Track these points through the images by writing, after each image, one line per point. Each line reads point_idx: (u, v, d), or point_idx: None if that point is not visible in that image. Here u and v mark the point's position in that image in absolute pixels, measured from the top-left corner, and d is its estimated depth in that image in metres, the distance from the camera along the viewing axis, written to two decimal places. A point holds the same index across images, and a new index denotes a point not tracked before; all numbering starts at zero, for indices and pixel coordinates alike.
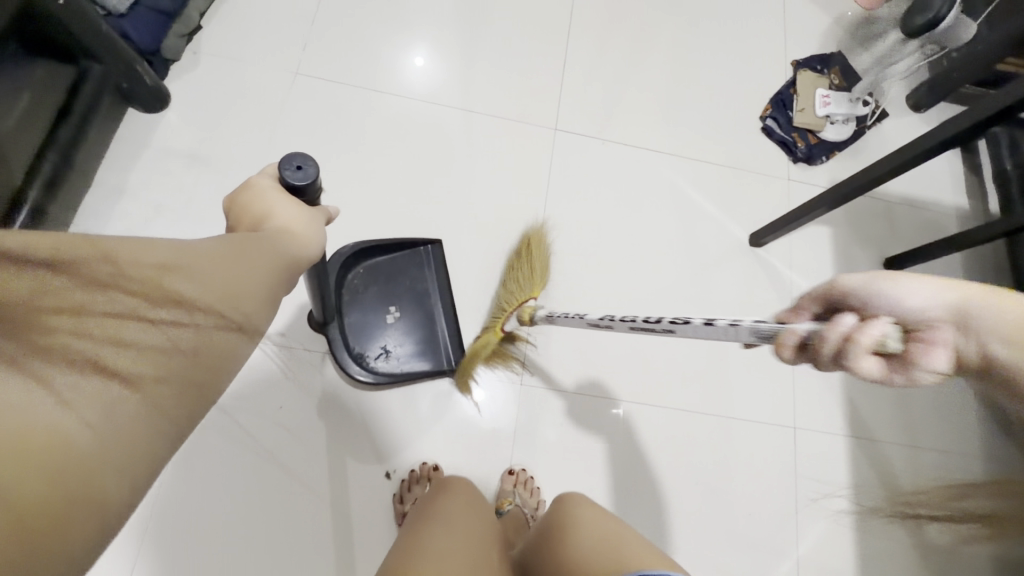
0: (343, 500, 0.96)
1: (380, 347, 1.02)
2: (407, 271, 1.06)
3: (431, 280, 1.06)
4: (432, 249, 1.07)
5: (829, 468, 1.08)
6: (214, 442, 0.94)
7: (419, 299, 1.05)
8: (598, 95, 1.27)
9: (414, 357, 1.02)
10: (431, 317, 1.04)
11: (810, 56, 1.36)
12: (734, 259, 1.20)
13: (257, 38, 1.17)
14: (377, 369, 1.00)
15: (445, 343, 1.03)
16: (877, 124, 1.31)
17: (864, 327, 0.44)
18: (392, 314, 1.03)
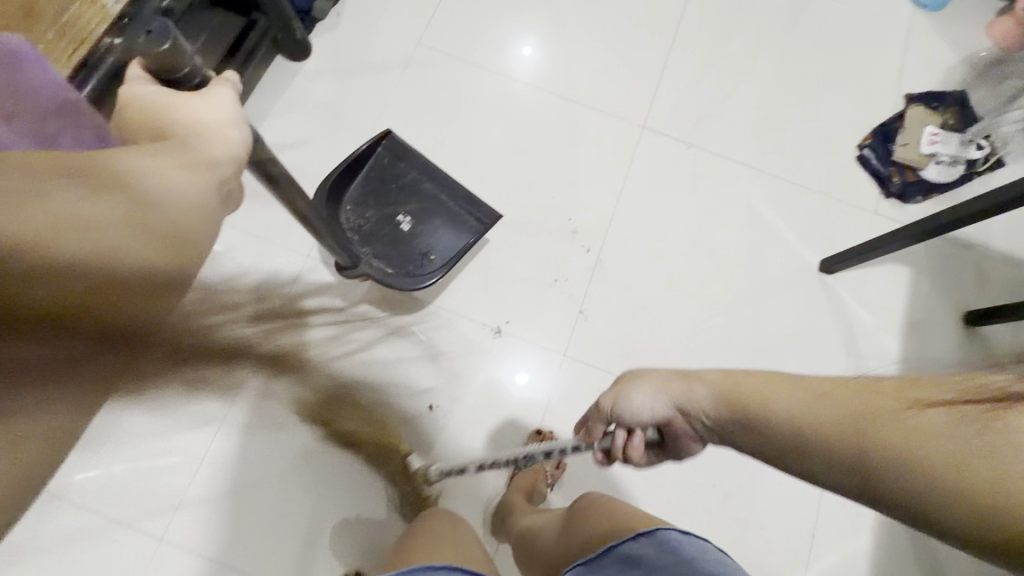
0: (349, 470, 1.06)
1: (422, 252, 1.12)
2: (389, 172, 1.17)
3: (409, 167, 1.17)
4: (385, 141, 1.17)
5: (857, 506, 1.06)
6: (233, 445, 1.05)
7: (414, 191, 1.16)
8: (693, 101, 1.30)
9: (450, 236, 1.13)
10: (440, 199, 1.16)
11: (927, 91, 1.30)
12: (799, 282, 1.20)
13: (392, 8, 1.31)
14: (429, 269, 1.11)
15: (457, 206, 1.16)
16: (989, 171, 1.24)
17: (624, 443, 0.63)
18: (405, 219, 1.14)
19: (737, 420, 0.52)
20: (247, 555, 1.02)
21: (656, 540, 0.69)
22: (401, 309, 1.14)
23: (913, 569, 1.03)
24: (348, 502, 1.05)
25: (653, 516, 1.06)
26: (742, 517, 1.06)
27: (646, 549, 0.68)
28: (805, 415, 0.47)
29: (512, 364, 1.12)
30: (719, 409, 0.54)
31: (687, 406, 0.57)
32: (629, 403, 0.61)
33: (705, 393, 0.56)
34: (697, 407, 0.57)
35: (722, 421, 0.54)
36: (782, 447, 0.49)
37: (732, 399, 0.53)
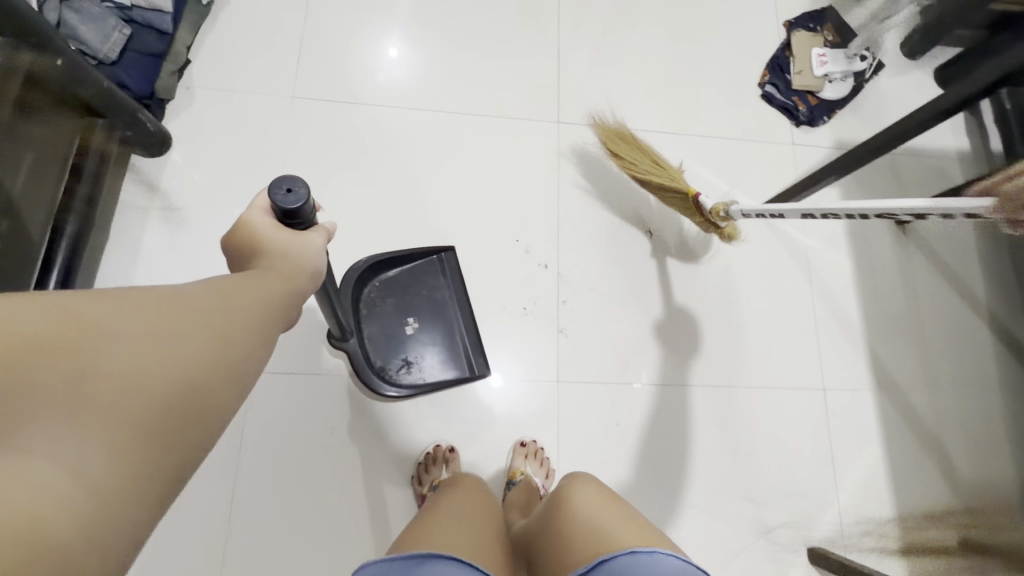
0: (321, 486, 0.99)
1: (402, 359, 1.05)
2: (419, 283, 1.09)
3: (447, 287, 1.09)
4: (445, 255, 1.10)
5: (859, 420, 1.12)
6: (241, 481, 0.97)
7: (436, 309, 1.08)
8: (595, 80, 1.26)
9: (441, 365, 1.05)
10: (453, 332, 1.07)
11: (801, 15, 1.35)
12: (748, 230, 1.21)
13: (251, 65, 1.15)
14: (403, 381, 1.03)
15: (466, 348, 1.07)
16: (874, 76, 1.31)
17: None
18: (412, 325, 1.07)
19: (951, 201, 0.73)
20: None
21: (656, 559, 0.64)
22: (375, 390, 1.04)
23: (923, 460, 1.11)
24: (322, 520, 0.98)
25: (691, 502, 1.05)
26: (767, 470, 1.08)
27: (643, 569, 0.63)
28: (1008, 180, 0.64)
29: (512, 405, 1.06)
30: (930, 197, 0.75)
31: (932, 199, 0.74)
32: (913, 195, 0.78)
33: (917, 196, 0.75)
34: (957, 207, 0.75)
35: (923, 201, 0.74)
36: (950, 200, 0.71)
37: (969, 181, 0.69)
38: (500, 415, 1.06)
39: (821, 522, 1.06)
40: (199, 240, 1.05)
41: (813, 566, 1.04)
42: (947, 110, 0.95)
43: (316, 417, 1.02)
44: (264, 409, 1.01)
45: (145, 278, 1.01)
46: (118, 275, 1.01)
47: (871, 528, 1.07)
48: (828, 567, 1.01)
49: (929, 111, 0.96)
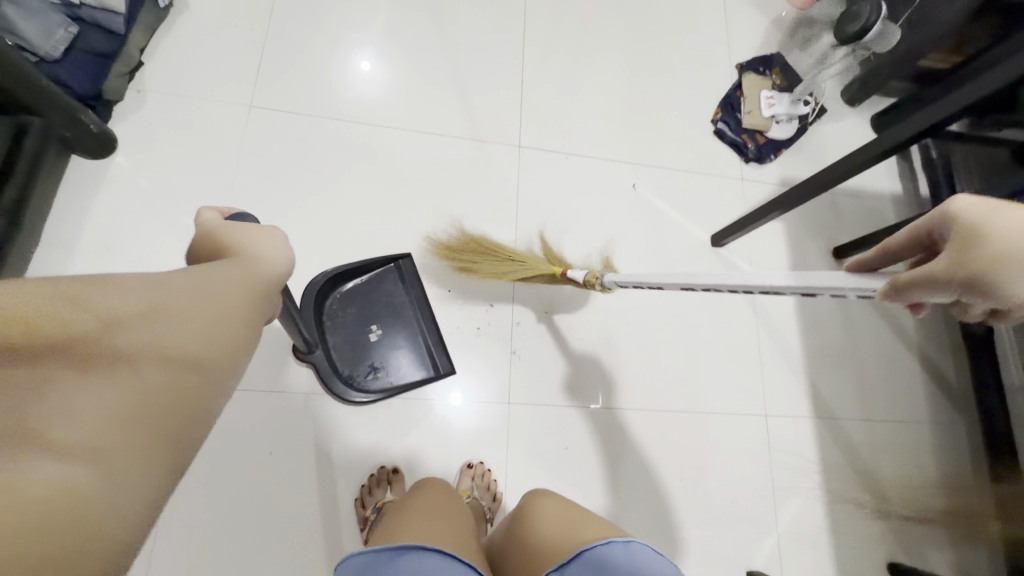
0: (278, 492, 0.96)
1: (369, 366, 1.03)
2: (381, 289, 1.07)
3: (406, 293, 1.07)
4: (403, 262, 1.08)
5: (799, 448, 1.16)
6: (195, 483, 0.94)
7: (398, 314, 1.07)
8: (557, 108, 1.29)
9: (408, 369, 1.04)
10: (417, 336, 1.07)
11: (752, 59, 1.43)
12: (699, 260, 1.26)
13: (208, 72, 1.13)
14: (372, 387, 1.02)
15: (431, 347, 1.06)
16: (817, 120, 1.40)
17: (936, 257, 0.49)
18: (375, 332, 1.05)
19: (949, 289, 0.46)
20: None
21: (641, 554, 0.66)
22: (321, 409, 1.01)
23: (857, 487, 1.16)
24: (278, 526, 0.95)
25: (636, 529, 1.06)
26: (712, 496, 1.10)
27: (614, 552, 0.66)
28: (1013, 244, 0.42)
29: (463, 428, 1.05)
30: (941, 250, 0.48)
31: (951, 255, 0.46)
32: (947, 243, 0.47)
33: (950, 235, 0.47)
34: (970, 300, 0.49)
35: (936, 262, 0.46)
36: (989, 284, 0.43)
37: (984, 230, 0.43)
38: (448, 437, 1.04)
39: (760, 548, 1.09)
40: (141, 247, 1.01)
41: None
42: (886, 151, 1.00)
43: (259, 430, 0.98)
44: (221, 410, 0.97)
45: None
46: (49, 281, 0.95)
47: (808, 554, 1.10)
48: None
49: (877, 149, 1.02)
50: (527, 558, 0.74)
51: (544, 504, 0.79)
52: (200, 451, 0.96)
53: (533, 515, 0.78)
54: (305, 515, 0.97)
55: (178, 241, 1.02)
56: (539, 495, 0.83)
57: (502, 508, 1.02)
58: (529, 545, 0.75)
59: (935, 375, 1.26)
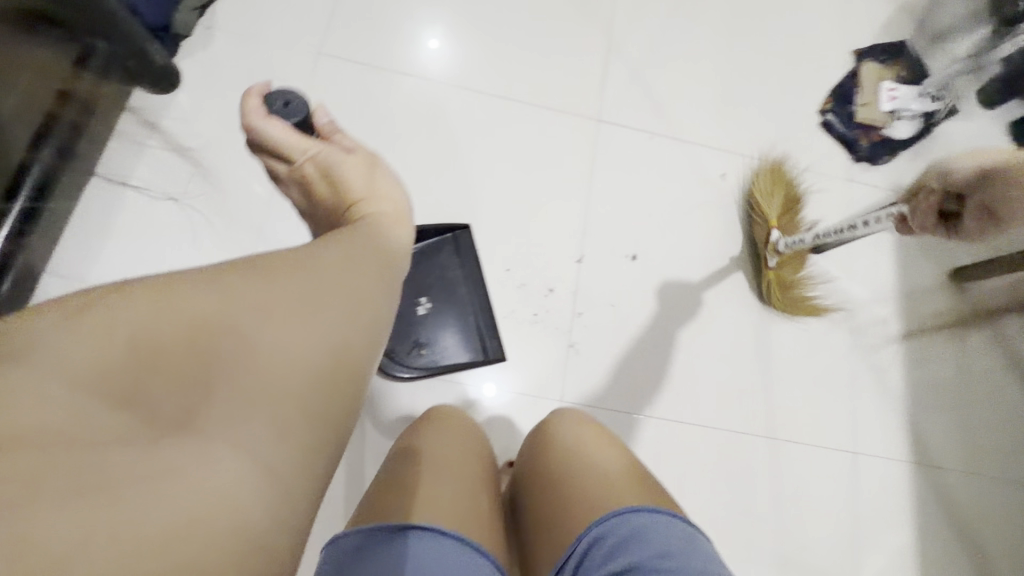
0: None
1: (412, 341, 0.95)
2: (435, 261, 0.99)
3: (459, 267, 0.99)
4: (459, 234, 1.00)
5: (890, 496, 1.00)
6: None
7: (449, 289, 0.98)
8: (645, 83, 1.17)
9: (454, 350, 0.95)
10: (468, 315, 0.97)
11: (873, 46, 1.25)
12: (790, 265, 1.10)
13: (279, 16, 1.07)
14: (414, 364, 0.94)
15: (479, 329, 0.96)
16: (945, 121, 1.21)
17: None
18: (423, 305, 0.97)
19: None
20: None
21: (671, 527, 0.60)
22: None
23: (956, 551, 0.99)
24: None
25: None
26: (781, 537, 0.96)
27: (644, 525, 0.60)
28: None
29: (507, 423, 0.95)
30: (987, 170, 0.71)
31: (983, 176, 0.71)
32: (951, 167, 0.74)
33: (995, 162, 0.71)
34: (934, 201, 0.78)
35: (970, 186, 0.72)
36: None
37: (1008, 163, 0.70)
38: (490, 430, 0.95)
39: None
40: (193, 189, 0.96)
41: None
42: None
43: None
44: None
45: (126, 221, 0.93)
46: (99, 214, 0.92)
47: None
48: None
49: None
50: (553, 505, 0.66)
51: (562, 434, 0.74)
52: None
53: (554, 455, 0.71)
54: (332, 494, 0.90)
55: (229, 187, 0.97)
56: (552, 423, 0.77)
57: None
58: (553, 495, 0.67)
59: None
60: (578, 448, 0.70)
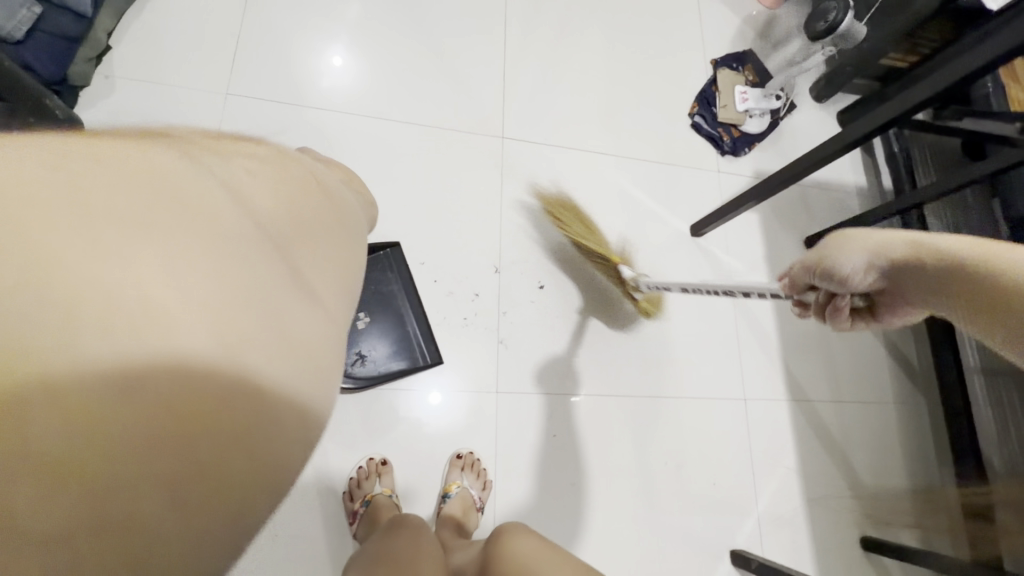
0: None
1: (354, 352, 1.02)
2: (372, 275, 1.06)
3: (395, 280, 1.06)
4: (392, 251, 1.08)
5: (776, 430, 1.21)
6: None
7: (386, 302, 1.06)
8: (539, 100, 1.30)
9: (392, 357, 1.03)
10: (404, 326, 1.05)
11: (726, 55, 1.47)
12: (679, 249, 1.28)
13: (181, 58, 1.09)
14: (356, 374, 1.00)
15: (416, 337, 1.05)
16: (788, 114, 1.45)
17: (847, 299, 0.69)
18: (363, 320, 1.05)
19: (980, 311, 0.53)
20: None
21: None
22: None
23: (830, 465, 1.21)
24: None
25: (624, 512, 1.07)
26: (695, 480, 1.13)
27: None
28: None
29: (448, 418, 1.05)
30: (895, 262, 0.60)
31: (897, 268, 0.61)
32: (839, 267, 0.64)
33: (898, 249, 0.60)
34: (802, 281, 0.73)
35: (899, 274, 0.61)
36: (911, 279, 0.59)
37: (921, 254, 0.58)
38: (433, 427, 1.04)
39: (741, 528, 1.12)
40: None
41: (735, 568, 1.09)
42: (855, 141, 1.01)
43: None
44: None
45: None
46: None
47: (788, 533, 1.14)
48: (748, 567, 1.06)
49: (841, 140, 1.03)
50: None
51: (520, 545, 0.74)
52: None
53: (501, 550, 0.72)
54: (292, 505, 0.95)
55: None
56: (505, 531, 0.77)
57: (491, 496, 1.02)
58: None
59: (900, 358, 1.33)
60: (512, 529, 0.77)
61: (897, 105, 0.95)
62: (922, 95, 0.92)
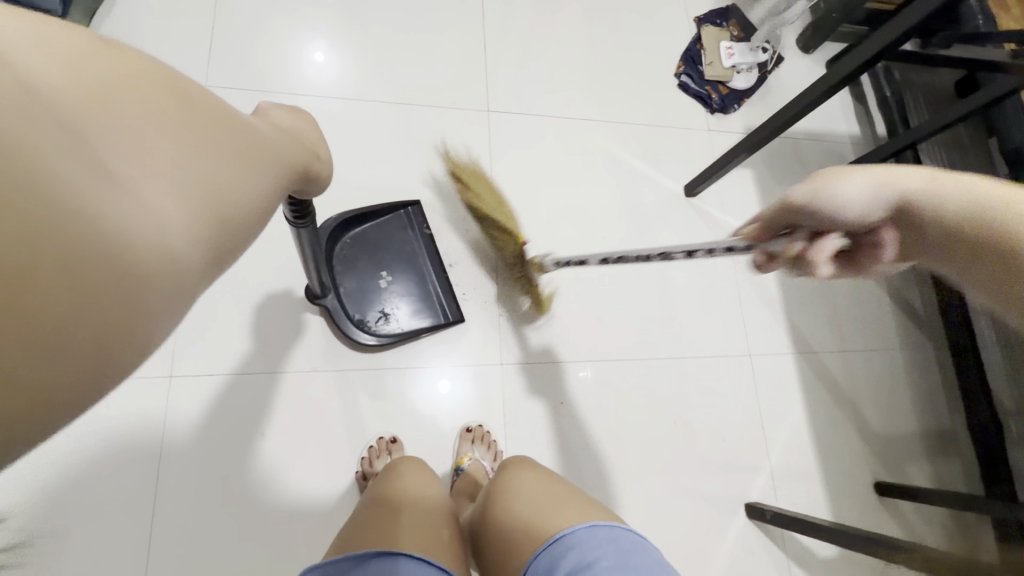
0: (269, 462, 0.95)
1: (378, 311, 1.03)
2: (393, 235, 1.08)
3: (416, 239, 1.09)
4: (411, 210, 1.10)
5: (783, 382, 1.21)
6: (182, 456, 0.92)
7: (409, 260, 1.07)
8: (522, 71, 1.29)
9: (416, 314, 1.05)
10: (426, 283, 1.07)
11: (709, 11, 1.45)
12: (674, 210, 1.28)
13: (157, 55, 1.08)
14: (381, 331, 1.02)
15: (438, 295, 1.07)
16: (777, 68, 1.43)
17: (824, 243, 0.58)
18: (385, 278, 1.05)
19: (979, 262, 0.49)
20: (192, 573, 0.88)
21: (613, 532, 0.65)
22: (313, 388, 1.00)
23: (839, 414, 1.21)
24: (268, 493, 0.94)
25: (636, 473, 1.08)
26: (704, 437, 1.13)
27: (603, 547, 0.63)
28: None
29: (456, 394, 1.05)
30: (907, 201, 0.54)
31: (901, 200, 0.54)
32: (835, 191, 0.56)
33: (917, 185, 0.53)
34: (775, 221, 0.63)
35: (912, 214, 0.54)
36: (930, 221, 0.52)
37: (942, 181, 0.52)
38: (440, 402, 1.04)
39: (753, 481, 1.12)
40: None
41: (751, 521, 1.09)
42: (841, 80, 0.99)
43: (243, 413, 0.96)
44: (207, 394, 0.96)
45: None
46: None
47: (799, 483, 1.15)
48: (764, 519, 1.07)
49: (828, 83, 1.01)
50: (503, 533, 0.69)
51: (519, 480, 0.75)
52: (178, 427, 0.93)
53: (505, 496, 0.73)
54: (306, 487, 0.96)
55: None
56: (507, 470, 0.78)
57: None
58: (503, 522, 0.71)
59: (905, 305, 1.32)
60: (519, 466, 0.78)
61: (881, 39, 0.93)
62: (908, 23, 0.90)
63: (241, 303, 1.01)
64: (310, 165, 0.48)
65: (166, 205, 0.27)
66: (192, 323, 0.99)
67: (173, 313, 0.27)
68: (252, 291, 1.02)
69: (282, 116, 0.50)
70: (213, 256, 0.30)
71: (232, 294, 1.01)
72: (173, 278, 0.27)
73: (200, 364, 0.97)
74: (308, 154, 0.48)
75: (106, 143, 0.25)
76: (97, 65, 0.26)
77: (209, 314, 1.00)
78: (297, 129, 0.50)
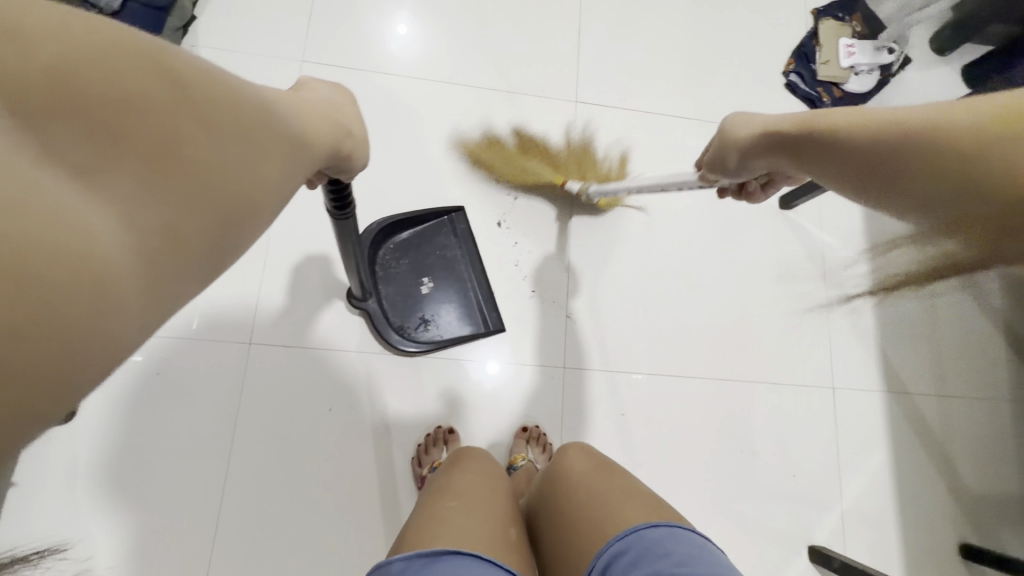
0: (330, 436, 0.98)
1: (419, 318, 1.03)
2: (434, 245, 1.07)
3: (458, 246, 1.07)
4: (455, 216, 1.08)
5: (867, 421, 1.11)
6: (251, 421, 0.96)
7: (450, 268, 1.06)
8: (615, 59, 1.22)
9: (457, 323, 1.04)
10: (467, 292, 1.05)
11: (830, 3, 1.30)
12: (765, 221, 1.18)
13: (258, 26, 1.11)
14: (422, 338, 1.02)
15: (480, 303, 1.05)
16: (902, 70, 1.27)
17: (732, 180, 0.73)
18: (427, 284, 1.04)
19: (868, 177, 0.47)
20: (254, 531, 0.92)
21: (677, 534, 0.61)
22: (376, 368, 1.01)
23: (927, 464, 1.10)
24: (328, 464, 0.97)
25: (693, 496, 1.03)
26: (772, 468, 1.06)
27: (668, 543, 0.59)
28: (955, 132, 0.40)
29: (512, 393, 1.04)
30: (772, 140, 0.59)
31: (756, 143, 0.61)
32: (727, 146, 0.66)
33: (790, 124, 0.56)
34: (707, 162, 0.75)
35: (781, 153, 0.59)
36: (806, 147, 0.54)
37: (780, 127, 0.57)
38: (499, 396, 1.03)
39: (821, 523, 1.04)
40: None
41: (815, 566, 1.02)
42: None
43: (308, 386, 0.99)
44: (277, 364, 0.99)
45: None
46: None
47: (872, 533, 1.06)
48: (829, 566, 0.99)
49: None
50: (572, 536, 0.67)
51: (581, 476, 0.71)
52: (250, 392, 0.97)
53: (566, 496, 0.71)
54: (362, 464, 0.98)
55: None
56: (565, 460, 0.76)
57: None
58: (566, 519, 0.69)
59: None
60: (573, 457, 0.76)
61: None
62: None
63: (319, 277, 1.04)
64: (343, 138, 0.47)
65: (137, 207, 0.28)
66: (272, 293, 1.02)
67: (146, 310, 0.30)
68: (329, 267, 1.05)
69: (319, 88, 0.49)
70: (196, 250, 0.32)
71: (311, 268, 1.04)
72: (142, 272, 0.29)
73: (276, 333, 1.00)
74: (343, 133, 0.47)
75: (93, 149, 0.27)
76: (113, 74, 0.28)
77: (286, 285, 1.03)
78: (337, 103, 0.49)
